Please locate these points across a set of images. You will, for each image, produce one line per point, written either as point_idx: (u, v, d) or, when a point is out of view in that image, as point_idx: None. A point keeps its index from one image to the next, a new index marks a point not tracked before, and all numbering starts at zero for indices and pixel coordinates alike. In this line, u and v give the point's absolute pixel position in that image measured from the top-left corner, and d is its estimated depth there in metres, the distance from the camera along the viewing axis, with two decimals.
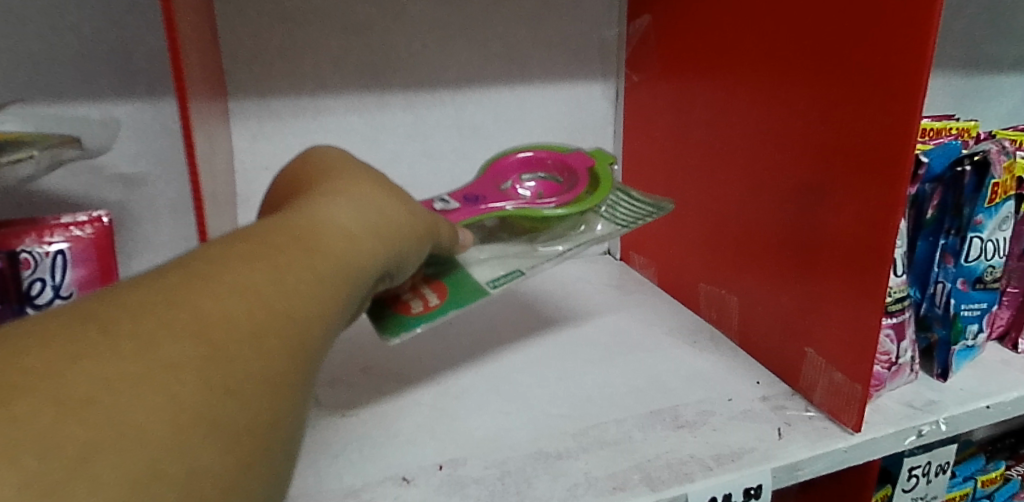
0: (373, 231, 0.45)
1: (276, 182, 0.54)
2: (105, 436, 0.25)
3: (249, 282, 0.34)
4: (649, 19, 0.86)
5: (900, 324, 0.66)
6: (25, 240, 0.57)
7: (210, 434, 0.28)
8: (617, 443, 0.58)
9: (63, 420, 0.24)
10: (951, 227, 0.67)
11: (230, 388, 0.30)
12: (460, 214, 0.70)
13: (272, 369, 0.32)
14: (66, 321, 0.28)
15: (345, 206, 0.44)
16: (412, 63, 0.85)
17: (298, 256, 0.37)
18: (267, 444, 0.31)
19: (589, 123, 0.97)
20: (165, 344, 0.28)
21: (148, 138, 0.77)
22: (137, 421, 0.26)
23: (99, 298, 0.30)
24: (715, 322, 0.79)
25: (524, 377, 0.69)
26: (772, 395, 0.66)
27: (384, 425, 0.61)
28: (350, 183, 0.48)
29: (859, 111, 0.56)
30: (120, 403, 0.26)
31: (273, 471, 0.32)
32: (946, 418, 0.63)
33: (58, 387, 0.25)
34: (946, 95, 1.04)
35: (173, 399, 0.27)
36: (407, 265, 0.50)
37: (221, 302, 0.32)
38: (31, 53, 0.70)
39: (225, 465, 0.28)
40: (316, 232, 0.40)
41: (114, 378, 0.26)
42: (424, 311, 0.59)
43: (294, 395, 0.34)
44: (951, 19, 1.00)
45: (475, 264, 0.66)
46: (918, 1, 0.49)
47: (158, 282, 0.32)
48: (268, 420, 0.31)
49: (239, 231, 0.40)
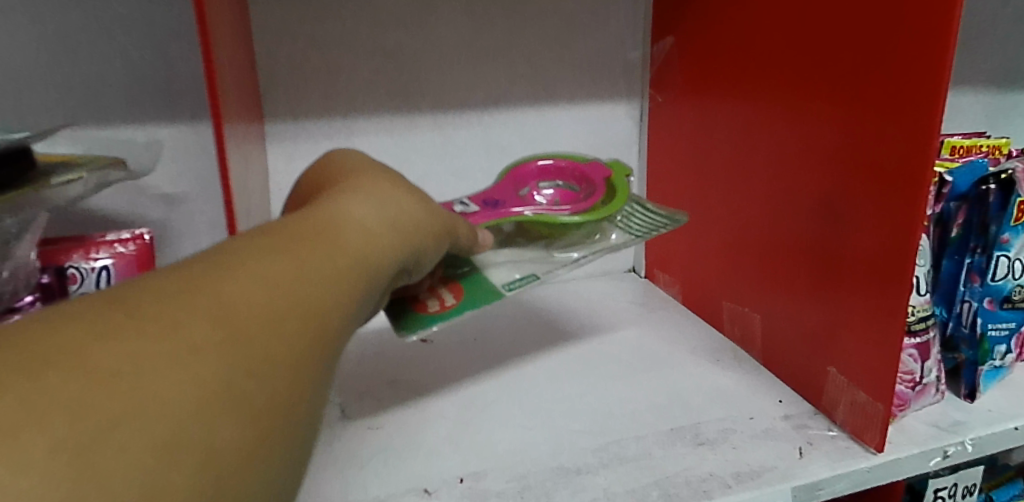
0: (391, 227, 0.47)
1: (300, 183, 0.57)
2: (130, 411, 0.27)
3: (269, 273, 0.35)
4: (671, 41, 0.87)
5: (924, 344, 0.65)
6: (73, 255, 0.61)
7: (230, 413, 0.30)
8: (637, 459, 0.59)
9: (91, 393, 0.26)
10: (977, 245, 0.67)
11: (249, 370, 0.32)
12: (480, 216, 0.72)
13: (291, 354, 0.34)
14: (95, 307, 0.30)
15: (365, 203, 0.46)
16: (441, 84, 0.88)
17: (320, 250, 0.40)
18: (287, 426, 0.33)
19: (614, 142, 0.98)
20: (189, 326, 0.30)
21: (188, 159, 0.80)
22: (160, 397, 0.28)
23: (128, 285, 0.32)
24: (739, 340, 0.79)
25: (546, 392, 0.69)
26: (794, 414, 0.65)
27: (409, 438, 0.63)
28: (370, 181, 0.50)
29: (879, 117, 0.56)
30: (145, 380, 0.28)
31: (291, 450, 0.33)
32: (973, 439, 0.62)
33: (87, 364, 0.27)
34: (978, 111, 1.03)
35: (195, 378, 0.29)
36: (426, 260, 0.52)
37: (243, 290, 0.34)
38: (83, 77, 0.74)
39: (245, 441, 0.30)
40: (337, 227, 0.43)
41: (138, 357, 0.28)
42: (440, 309, 0.61)
43: (312, 380, 0.35)
44: (982, 36, 0.99)
45: (492, 266, 0.68)
46: (937, 6, 0.50)
47: (184, 272, 0.34)
48: (286, 401, 0.33)
49: (262, 226, 0.42)
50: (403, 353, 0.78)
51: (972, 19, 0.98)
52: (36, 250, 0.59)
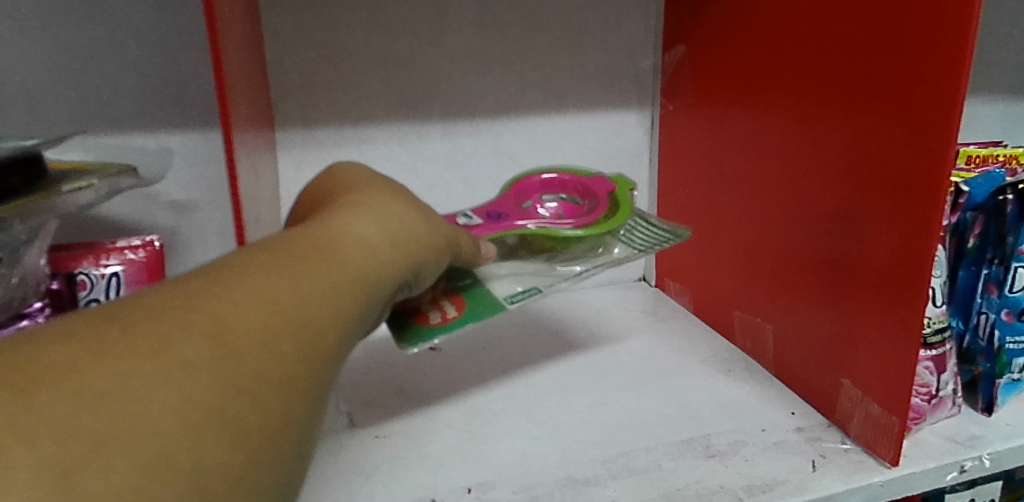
0: (393, 242, 0.46)
1: (303, 195, 0.56)
2: (120, 429, 0.26)
3: (266, 290, 0.35)
4: (683, 50, 0.86)
5: (940, 356, 0.64)
6: (83, 262, 0.61)
7: (224, 431, 0.30)
8: (647, 471, 0.58)
9: (82, 412, 0.26)
10: (995, 256, 0.66)
11: (242, 388, 0.31)
12: (482, 230, 0.72)
13: (287, 371, 0.34)
14: (87, 324, 0.30)
15: (366, 219, 0.46)
16: (451, 93, 0.88)
17: (320, 266, 0.39)
18: (281, 444, 0.33)
19: (624, 151, 0.97)
20: (182, 344, 0.30)
21: (198, 166, 0.80)
22: (152, 415, 0.27)
23: (122, 302, 0.32)
24: (751, 352, 0.78)
25: (555, 402, 0.69)
26: (806, 426, 0.65)
27: (416, 448, 0.62)
28: (372, 197, 0.50)
29: (892, 128, 0.55)
30: (135, 398, 0.27)
31: (285, 466, 0.33)
32: (991, 453, 0.61)
33: (77, 382, 0.27)
34: (994, 121, 1.02)
35: (188, 396, 0.29)
36: (427, 274, 0.52)
37: (238, 307, 0.33)
38: (95, 86, 0.75)
39: (237, 459, 0.30)
40: (337, 242, 0.42)
41: (130, 374, 0.28)
42: (442, 322, 0.61)
43: (309, 397, 0.35)
44: (999, 44, 0.98)
45: (496, 278, 0.68)
46: (951, 15, 0.49)
47: (179, 289, 0.33)
48: (281, 418, 0.33)
49: (263, 241, 0.42)
50: (411, 362, 0.78)
51: (988, 28, 0.97)
52: (46, 257, 0.59)
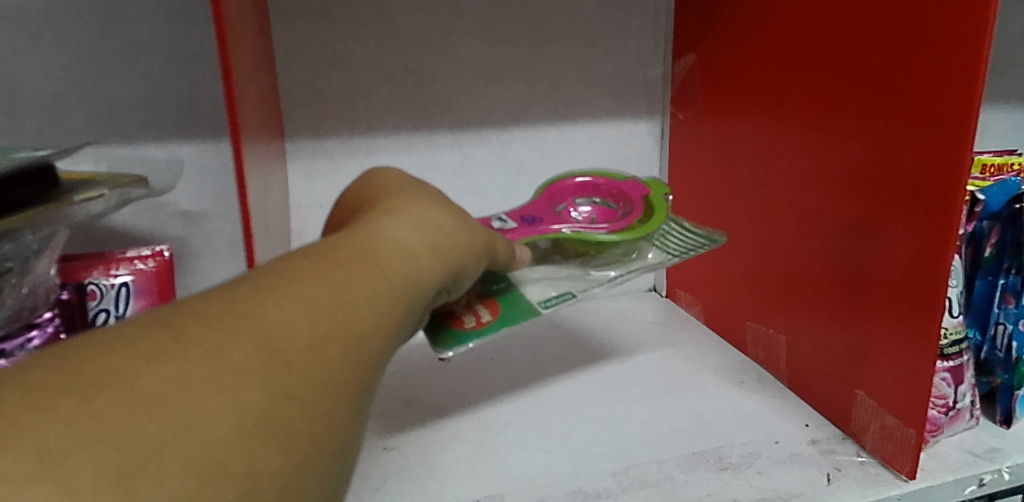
0: (430, 248, 0.46)
1: (338, 202, 0.56)
2: (176, 434, 0.26)
3: (309, 295, 0.35)
4: (693, 59, 0.86)
5: (957, 368, 0.63)
6: (93, 272, 0.61)
7: (272, 438, 0.29)
8: (658, 484, 0.57)
9: (138, 416, 0.26)
10: (1012, 266, 0.65)
11: (291, 393, 0.31)
12: (515, 234, 0.71)
13: (334, 378, 0.33)
14: (142, 329, 0.29)
15: (404, 224, 0.46)
16: (460, 103, 0.88)
17: (359, 271, 0.39)
18: (329, 451, 0.32)
19: (635, 160, 0.97)
20: (232, 350, 0.30)
21: (209, 177, 0.81)
22: (206, 421, 0.27)
23: (171, 308, 0.32)
24: (763, 362, 0.77)
25: (564, 414, 0.68)
26: (821, 439, 0.64)
27: (425, 460, 0.62)
28: (410, 203, 0.49)
29: (909, 136, 0.55)
30: (188, 403, 0.27)
31: (333, 473, 0.32)
32: (1011, 466, 0.60)
33: (132, 387, 0.26)
34: (1010, 130, 1.01)
35: (238, 402, 0.28)
36: (465, 279, 0.51)
37: (284, 313, 0.33)
38: (107, 97, 0.75)
39: (287, 466, 0.29)
40: (376, 248, 0.42)
41: (183, 380, 0.27)
42: (476, 326, 0.60)
43: (356, 404, 0.35)
44: (1011, 54, 0.97)
45: (528, 283, 0.67)
46: (966, 21, 0.49)
47: (227, 295, 0.33)
48: (331, 424, 0.32)
49: (303, 247, 0.41)
50: (419, 373, 0.78)
51: (1001, 36, 0.96)
52: (56, 268, 0.59)
